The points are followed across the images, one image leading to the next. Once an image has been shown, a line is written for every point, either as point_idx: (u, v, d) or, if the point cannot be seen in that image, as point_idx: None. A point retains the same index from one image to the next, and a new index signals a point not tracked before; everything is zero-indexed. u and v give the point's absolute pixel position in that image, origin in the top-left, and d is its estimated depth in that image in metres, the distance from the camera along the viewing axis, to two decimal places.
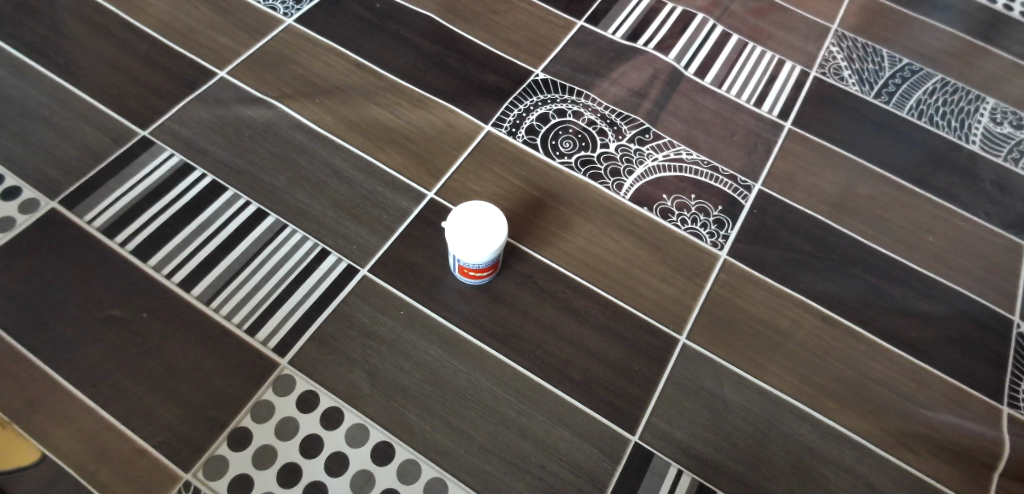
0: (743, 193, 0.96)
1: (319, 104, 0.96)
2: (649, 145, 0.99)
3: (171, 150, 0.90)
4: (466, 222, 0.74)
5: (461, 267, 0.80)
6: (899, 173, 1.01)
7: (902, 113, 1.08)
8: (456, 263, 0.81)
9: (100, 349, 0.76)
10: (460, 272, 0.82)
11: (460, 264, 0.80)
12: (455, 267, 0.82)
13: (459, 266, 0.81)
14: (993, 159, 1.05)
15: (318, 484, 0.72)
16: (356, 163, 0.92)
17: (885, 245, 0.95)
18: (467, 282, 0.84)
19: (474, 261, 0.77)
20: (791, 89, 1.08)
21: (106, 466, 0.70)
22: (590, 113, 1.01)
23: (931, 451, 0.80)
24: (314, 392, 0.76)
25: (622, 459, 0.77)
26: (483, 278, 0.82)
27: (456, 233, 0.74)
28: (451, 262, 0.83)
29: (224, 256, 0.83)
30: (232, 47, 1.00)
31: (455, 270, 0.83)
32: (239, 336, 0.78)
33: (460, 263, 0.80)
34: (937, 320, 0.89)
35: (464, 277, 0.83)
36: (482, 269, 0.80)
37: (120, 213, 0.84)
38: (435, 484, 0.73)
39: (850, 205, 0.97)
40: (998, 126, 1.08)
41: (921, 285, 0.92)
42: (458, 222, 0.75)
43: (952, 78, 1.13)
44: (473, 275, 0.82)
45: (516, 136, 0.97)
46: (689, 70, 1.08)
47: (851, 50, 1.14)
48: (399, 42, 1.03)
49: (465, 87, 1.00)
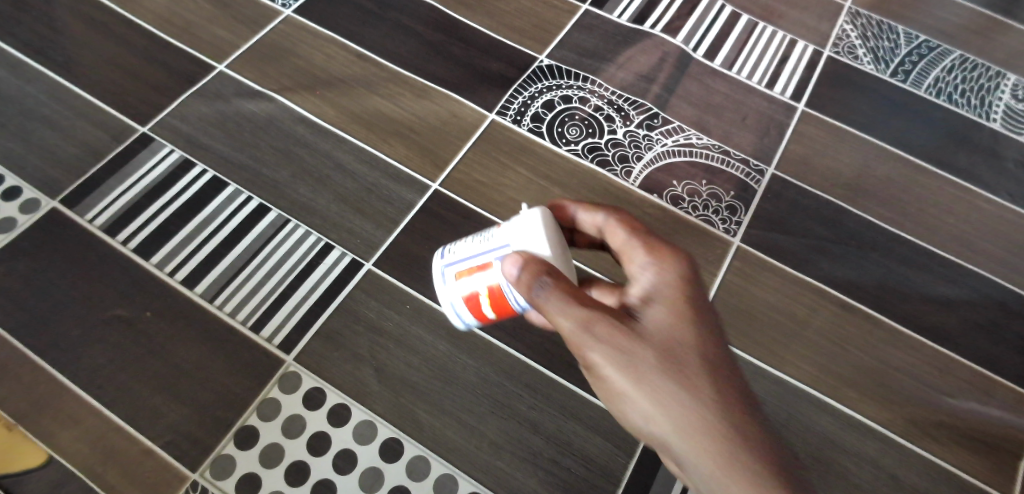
0: (756, 178, 0.94)
1: (319, 96, 0.94)
2: (658, 130, 0.97)
3: (171, 147, 0.88)
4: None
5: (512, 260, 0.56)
6: (917, 154, 0.98)
7: (919, 92, 1.04)
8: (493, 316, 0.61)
9: (103, 349, 0.75)
10: (480, 316, 0.62)
11: (502, 291, 0.59)
12: (472, 304, 0.61)
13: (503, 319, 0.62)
14: (1014, 137, 1.01)
15: (327, 483, 0.71)
16: (358, 156, 0.90)
17: (904, 229, 0.92)
18: (462, 326, 0.65)
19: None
20: (804, 70, 1.05)
21: (113, 467, 0.70)
22: (597, 98, 0.99)
23: (955, 440, 0.78)
24: (320, 389, 0.75)
25: (636, 453, 0.75)
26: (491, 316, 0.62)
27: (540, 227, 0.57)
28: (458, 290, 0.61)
29: (227, 252, 0.82)
30: (230, 40, 0.98)
31: (465, 310, 0.62)
32: (244, 334, 0.77)
33: (502, 294, 0.59)
34: (958, 305, 0.86)
35: (470, 318, 0.63)
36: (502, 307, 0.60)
37: (121, 211, 0.83)
38: (445, 481, 0.72)
39: (867, 188, 0.95)
40: (1020, 103, 1.05)
41: (943, 269, 0.89)
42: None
43: (970, 55, 1.09)
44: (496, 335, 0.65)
45: (521, 123, 0.95)
46: (698, 52, 1.05)
47: (866, 28, 1.11)
48: (399, 30, 1.01)
49: (468, 75, 0.98)
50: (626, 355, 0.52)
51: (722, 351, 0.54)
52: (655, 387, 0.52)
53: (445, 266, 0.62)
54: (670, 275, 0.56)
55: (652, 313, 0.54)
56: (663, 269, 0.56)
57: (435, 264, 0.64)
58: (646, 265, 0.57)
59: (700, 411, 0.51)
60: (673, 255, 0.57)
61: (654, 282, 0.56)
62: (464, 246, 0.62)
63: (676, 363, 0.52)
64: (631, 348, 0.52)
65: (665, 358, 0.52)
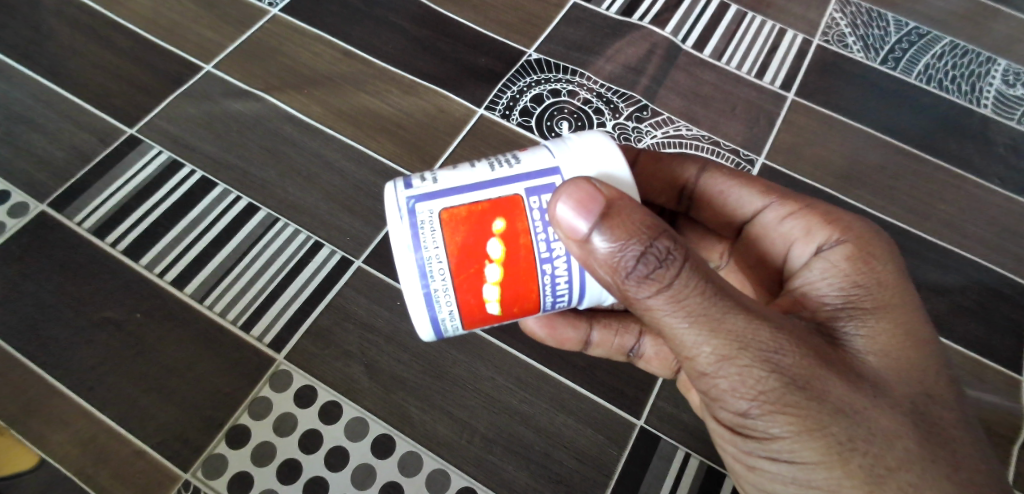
0: (746, 167, 0.94)
1: (307, 94, 0.94)
2: (647, 122, 0.96)
3: (159, 148, 0.88)
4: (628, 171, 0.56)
5: (572, 197, 0.50)
6: (907, 141, 0.98)
7: (909, 79, 1.04)
8: (493, 295, 0.54)
9: (93, 351, 0.75)
10: (471, 294, 0.54)
11: (517, 265, 0.53)
12: (468, 266, 0.53)
13: (505, 301, 0.54)
14: (1005, 123, 1.01)
15: (319, 480, 0.71)
16: (346, 154, 0.90)
17: (895, 216, 0.92)
18: (420, 308, 0.54)
19: (573, 292, 0.56)
20: (794, 59, 1.04)
21: (105, 469, 0.70)
22: (586, 91, 0.98)
23: None
24: (311, 387, 0.75)
25: (628, 444, 0.75)
26: (487, 300, 0.54)
27: (587, 165, 0.55)
28: (446, 242, 0.53)
29: (216, 252, 0.81)
30: (217, 40, 0.97)
31: (450, 272, 0.53)
32: (234, 333, 0.77)
33: (516, 267, 0.53)
34: (950, 291, 0.86)
35: (454, 298, 0.54)
36: (507, 287, 0.54)
37: (110, 214, 0.83)
38: (437, 476, 0.72)
39: (858, 176, 0.94)
40: (1011, 88, 1.04)
41: (935, 255, 0.89)
42: (606, 161, 0.55)
43: (961, 41, 1.08)
44: (465, 326, 0.56)
45: (510, 118, 0.95)
46: (687, 44, 1.04)
47: (855, 16, 1.10)
48: (386, 27, 1.00)
49: (456, 71, 0.98)
50: (818, 395, 0.49)
51: (914, 353, 0.53)
52: (858, 399, 0.50)
53: (419, 204, 0.53)
54: (864, 266, 0.56)
55: (849, 319, 0.55)
56: (851, 265, 0.57)
57: (395, 200, 0.54)
58: (830, 246, 0.59)
59: (912, 432, 0.50)
60: (868, 242, 0.58)
61: (845, 276, 0.57)
62: (453, 184, 0.54)
63: (880, 359, 0.53)
64: (824, 385, 0.50)
65: (868, 357, 0.53)
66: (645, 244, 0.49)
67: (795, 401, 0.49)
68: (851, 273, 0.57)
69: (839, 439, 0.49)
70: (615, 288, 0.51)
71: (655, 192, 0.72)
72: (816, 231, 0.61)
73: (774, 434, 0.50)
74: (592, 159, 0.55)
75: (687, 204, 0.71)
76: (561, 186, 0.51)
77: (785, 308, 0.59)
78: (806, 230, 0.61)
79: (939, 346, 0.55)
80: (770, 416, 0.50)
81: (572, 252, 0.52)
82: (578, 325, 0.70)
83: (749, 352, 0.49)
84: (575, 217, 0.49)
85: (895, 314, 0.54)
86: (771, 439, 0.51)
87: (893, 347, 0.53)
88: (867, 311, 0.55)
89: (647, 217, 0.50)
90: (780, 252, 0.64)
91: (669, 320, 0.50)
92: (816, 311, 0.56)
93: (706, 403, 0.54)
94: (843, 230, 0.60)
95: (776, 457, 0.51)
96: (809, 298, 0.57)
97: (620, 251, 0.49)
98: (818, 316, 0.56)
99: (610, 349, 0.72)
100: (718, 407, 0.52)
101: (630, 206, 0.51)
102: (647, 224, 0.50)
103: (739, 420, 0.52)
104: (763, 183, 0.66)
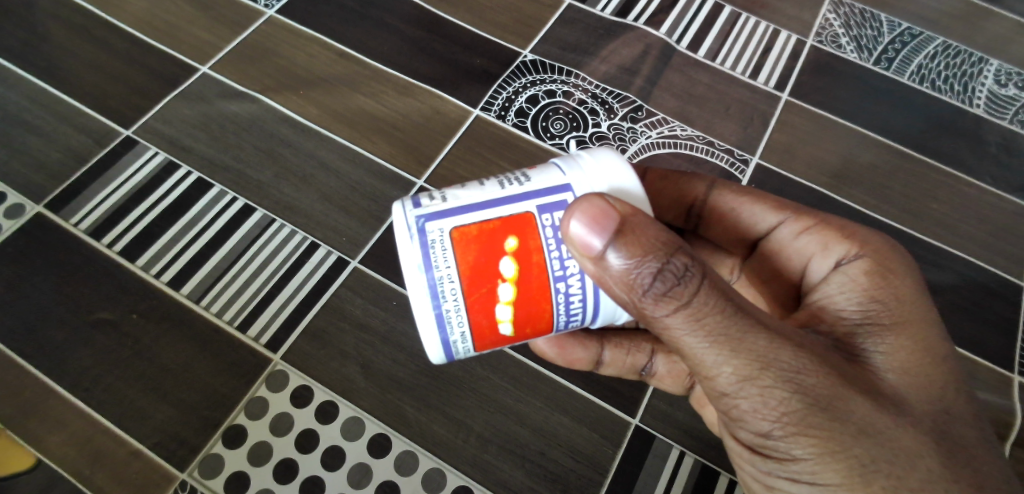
0: (740, 167, 0.94)
1: (302, 95, 0.94)
2: (642, 123, 0.97)
3: (155, 149, 0.88)
4: (638, 183, 0.56)
5: (586, 213, 0.50)
6: (901, 141, 0.99)
7: (902, 79, 1.05)
8: (506, 316, 0.54)
9: (89, 353, 0.75)
10: (483, 315, 0.54)
11: (530, 285, 0.53)
12: (480, 286, 0.53)
13: (517, 321, 0.55)
14: (997, 122, 1.01)
15: (315, 480, 0.72)
16: (342, 154, 0.90)
17: (888, 215, 0.92)
18: (432, 330, 0.54)
19: (587, 311, 0.56)
20: (787, 59, 1.05)
21: (102, 469, 0.70)
22: (581, 92, 0.99)
23: None
24: (308, 387, 0.75)
25: (623, 442, 0.75)
26: (500, 321, 0.54)
27: (598, 181, 0.55)
28: (457, 261, 0.53)
29: (213, 253, 0.82)
30: (213, 42, 0.98)
31: (461, 292, 0.53)
32: (230, 334, 0.77)
33: (529, 287, 0.53)
34: (945, 290, 0.87)
35: (467, 319, 0.54)
36: (520, 307, 0.54)
37: (106, 215, 0.83)
38: (433, 475, 0.72)
39: (852, 175, 0.95)
40: (1003, 88, 1.05)
41: (929, 254, 0.90)
42: (616, 178, 0.56)
43: (953, 41, 1.09)
44: (476, 348, 0.56)
45: (505, 119, 0.95)
46: (681, 44, 1.05)
47: (849, 17, 1.11)
48: (381, 28, 1.01)
49: (451, 72, 0.98)
50: (841, 416, 0.49)
51: (935, 371, 0.54)
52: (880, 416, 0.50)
53: (429, 222, 0.53)
54: (883, 281, 0.57)
55: (869, 335, 0.55)
56: (870, 280, 0.57)
57: (405, 219, 0.54)
58: (849, 260, 0.59)
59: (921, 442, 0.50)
60: (887, 256, 0.59)
61: (864, 290, 0.57)
62: (463, 202, 0.54)
63: (902, 376, 0.53)
64: (847, 405, 0.50)
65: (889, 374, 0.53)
66: (662, 261, 0.50)
67: (818, 422, 0.49)
68: (869, 286, 0.57)
69: (862, 461, 0.49)
70: (631, 307, 0.52)
71: (664, 207, 0.73)
72: (834, 246, 0.61)
73: (795, 455, 0.51)
74: (602, 176, 0.55)
75: (696, 221, 0.73)
76: (574, 202, 0.51)
77: (801, 322, 0.59)
78: (823, 245, 0.62)
79: (955, 356, 0.55)
80: (792, 435, 0.50)
81: (586, 270, 0.52)
82: (588, 345, 0.70)
83: (770, 373, 0.50)
84: (588, 234, 0.50)
85: (915, 329, 0.55)
86: (791, 460, 0.51)
87: (914, 365, 0.54)
88: (888, 327, 0.55)
89: (661, 234, 0.51)
90: (796, 267, 0.65)
91: (688, 340, 0.51)
92: (835, 326, 0.57)
93: (726, 423, 0.54)
94: (859, 244, 0.60)
95: (798, 479, 0.51)
96: (826, 312, 0.58)
97: (635, 268, 0.50)
98: (837, 331, 0.56)
99: (622, 368, 0.73)
100: (739, 427, 0.53)
101: (645, 222, 0.51)
102: (666, 241, 0.51)
103: (760, 441, 0.52)
104: (775, 200, 0.68)
